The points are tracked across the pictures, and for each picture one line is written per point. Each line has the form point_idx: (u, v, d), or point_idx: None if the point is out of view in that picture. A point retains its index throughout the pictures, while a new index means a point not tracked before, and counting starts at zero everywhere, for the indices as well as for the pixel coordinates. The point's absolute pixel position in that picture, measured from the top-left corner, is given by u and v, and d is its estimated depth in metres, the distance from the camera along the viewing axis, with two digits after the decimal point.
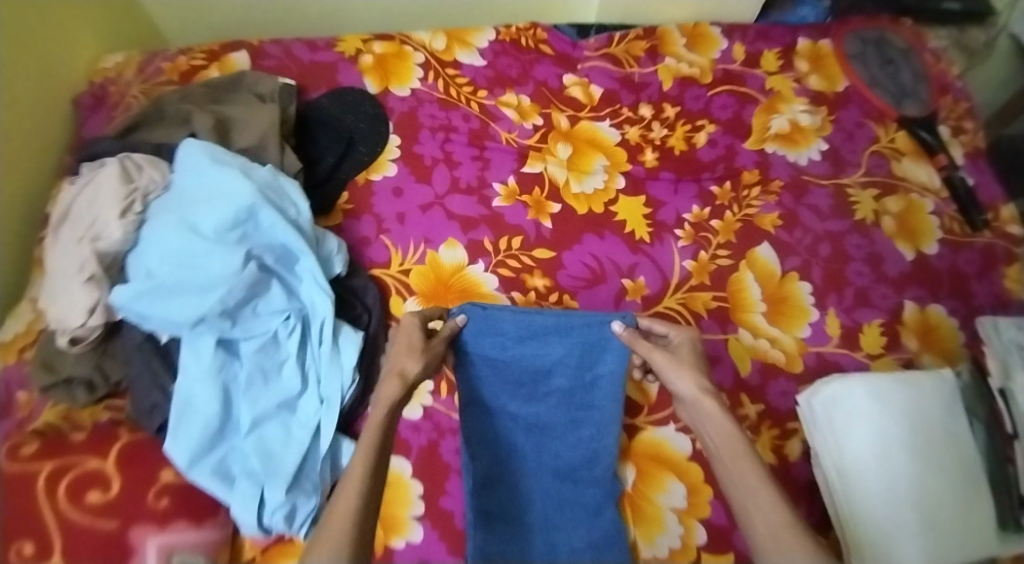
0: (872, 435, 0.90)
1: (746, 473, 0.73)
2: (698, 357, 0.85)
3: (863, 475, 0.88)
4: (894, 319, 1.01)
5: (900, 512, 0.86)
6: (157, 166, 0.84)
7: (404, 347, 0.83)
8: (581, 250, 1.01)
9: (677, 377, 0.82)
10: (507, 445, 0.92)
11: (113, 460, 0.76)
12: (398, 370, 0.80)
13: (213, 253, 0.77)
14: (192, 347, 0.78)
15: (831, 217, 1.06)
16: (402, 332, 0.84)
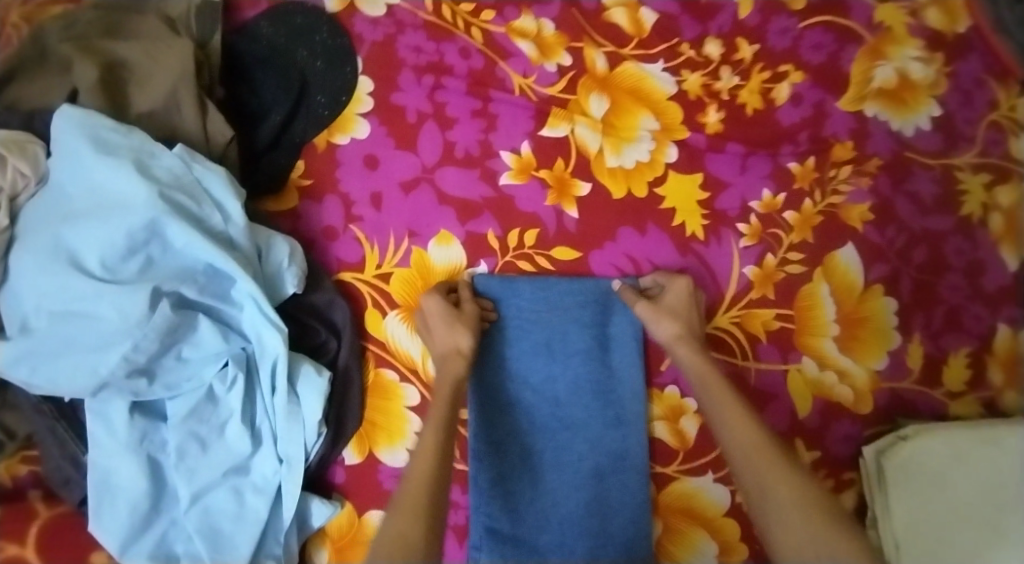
0: (929, 493, 0.73)
1: (726, 408, 0.66)
2: (686, 301, 0.74)
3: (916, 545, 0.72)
4: (984, 347, 0.82)
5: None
6: (22, 154, 0.59)
7: (443, 325, 0.70)
8: (614, 249, 0.78)
9: (657, 323, 0.73)
10: (524, 450, 0.74)
11: (33, 545, 0.59)
12: (450, 348, 0.69)
13: (105, 297, 0.57)
14: (99, 415, 0.60)
15: (933, 211, 0.84)
16: (427, 308, 0.71)
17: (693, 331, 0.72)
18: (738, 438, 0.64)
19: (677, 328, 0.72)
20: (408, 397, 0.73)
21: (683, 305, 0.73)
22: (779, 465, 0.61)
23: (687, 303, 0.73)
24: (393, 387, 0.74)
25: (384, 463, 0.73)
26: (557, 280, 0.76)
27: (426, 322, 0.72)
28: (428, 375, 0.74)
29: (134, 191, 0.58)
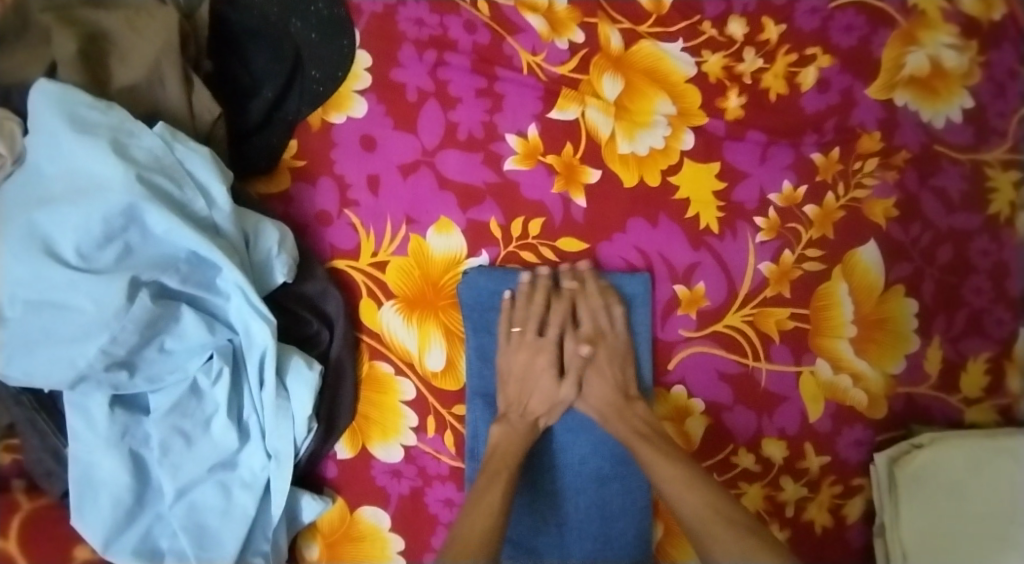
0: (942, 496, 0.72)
1: (667, 473, 0.65)
2: (592, 370, 0.71)
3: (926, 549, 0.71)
4: (1005, 353, 0.79)
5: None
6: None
7: (540, 385, 0.70)
8: (623, 241, 0.74)
9: (579, 401, 0.71)
10: (538, 451, 0.71)
11: (16, 538, 0.58)
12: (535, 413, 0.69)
13: (81, 286, 0.53)
14: (78, 409, 0.57)
15: (960, 209, 0.80)
16: (533, 356, 0.70)
17: (615, 402, 0.70)
18: (690, 508, 0.63)
19: (597, 401, 0.70)
20: (404, 391, 0.71)
21: (596, 364, 0.71)
22: (731, 531, 0.60)
23: (597, 366, 0.71)
24: (387, 380, 0.71)
25: (377, 458, 0.70)
26: (565, 273, 0.72)
27: (516, 355, 0.70)
28: (426, 369, 0.71)
29: (111, 174, 0.55)
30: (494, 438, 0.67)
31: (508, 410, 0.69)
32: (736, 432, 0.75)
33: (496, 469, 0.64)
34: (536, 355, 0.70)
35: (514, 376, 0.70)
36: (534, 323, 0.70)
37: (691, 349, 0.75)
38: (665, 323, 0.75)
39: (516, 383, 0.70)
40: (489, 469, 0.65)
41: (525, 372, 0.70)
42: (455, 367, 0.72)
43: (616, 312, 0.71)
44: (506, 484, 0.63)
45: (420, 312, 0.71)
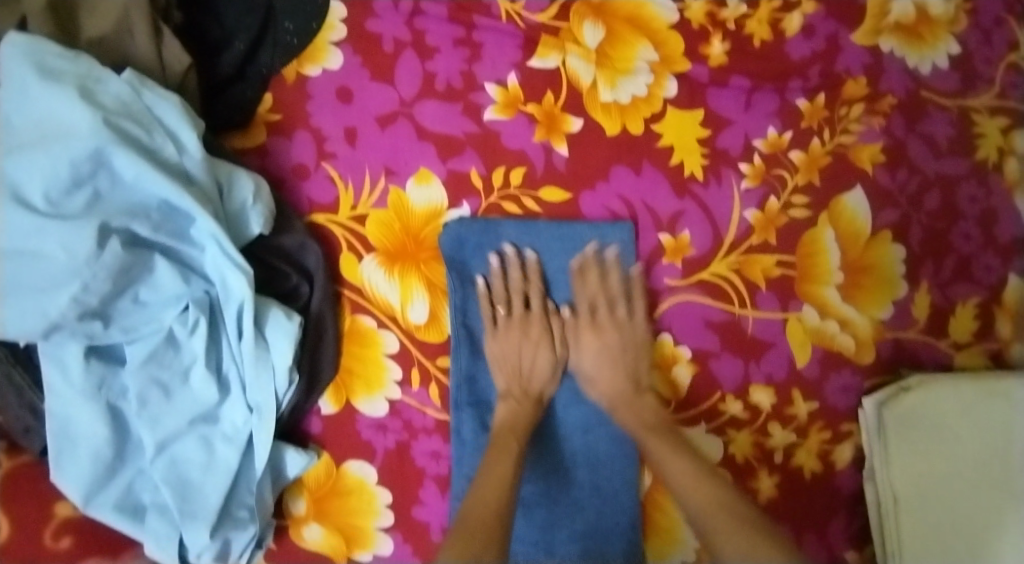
0: (925, 467, 0.73)
1: (673, 462, 0.64)
2: (607, 360, 0.71)
3: (918, 529, 0.72)
4: (992, 298, 0.80)
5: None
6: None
7: (538, 355, 0.70)
8: (606, 190, 0.73)
9: (590, 389, 0.71)
10: (544, 429, 0.71)
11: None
12: (533, 381, 0.70)
13: (49, 232, 0.52)
14: (53, 361, 0.56)
15: (948, 154, 0.80)
16: (524, 330, 0.70)
17: (624, 392, 0.70)
18: (694, 499, 0.61)
19: (607, 389, 0.70)
20: (388, 344, 0.70)
21: (612, 349, 0.71)
22: (735, 521, 0.57)
23: (609, 351, 0.71)
24: (370, 333, 0.70)
25: (362, 412, 0.70)
26: (545, 225, 0.71)
27: (509, 334, 0.70)
28: (409, 322, 0.70)
29: (77, 120, 0.53)
30: (500, 416, 0.68)
31: (517, 386, 0.69)
32: (723, 379, 0.75)
33: (506, 442, 0.65)
34: (518, 324, 0.70)
35: (513, 355, 0.70)
36: (518, 301, 0.71)
37: (678, 297, 0.74)
38: (650, 273, 0.74)
39: (513, 361, 0.70)
40: (499, 443, 0.65)
41: (522, 349, 0.70)
42: (438, 320, 0.71)
43: (636, 308, 0.72)
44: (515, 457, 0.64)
45: (402, 265, 0.70)
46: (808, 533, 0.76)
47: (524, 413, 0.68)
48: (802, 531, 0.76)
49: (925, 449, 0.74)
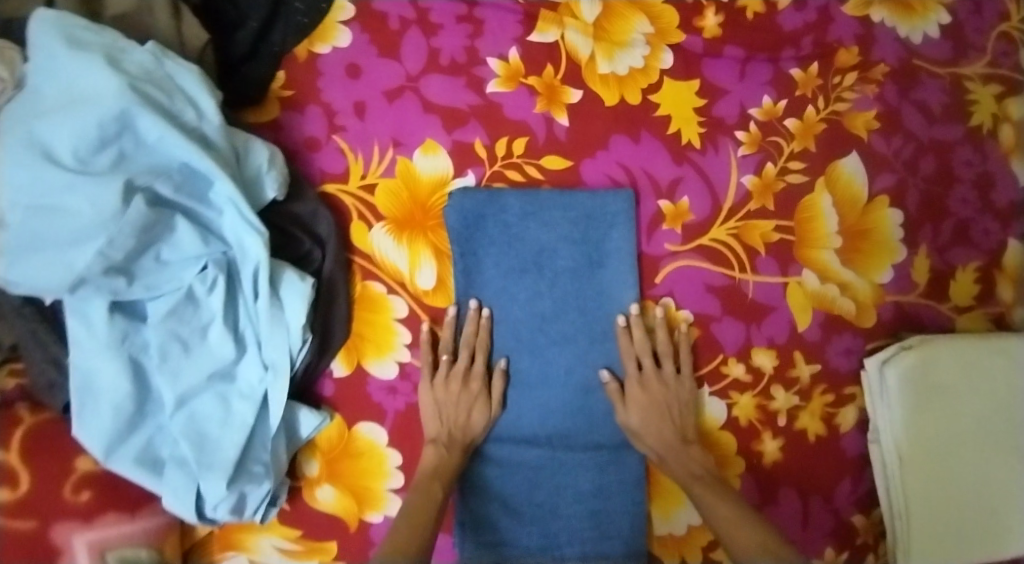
0: (931, 427, 0.73)
1: (718, 507, 0.66)
2: (656, 415, 0.71)
3: (925, 504, 0.72)
4: (992, 262, 0.81)
5: (962, 550, 0.72)
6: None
7: (470, 412, 0.70)
8: (607, 157, 0.75)
9: (636, 440, 0.72)
10: (473, 474, 0.72)
11: (16, 451, 0.60)
12: (463, 430, 0.70)
13: (78, 188, 0.55)
14: (78, 315, 0.58)
15: (942, 121, 0.81)
16: (464, 385, 0.70)
17: (672, 442, 0.71)
18: (741, 546, 0.63)
19: (654, 441, 0.71)
20: (396, 309, 0.72)
21: (659, 403, 0.71)
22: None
23: (657, 406, 0.71)
24: (380, 299, 0.72)
25: (372, 374, 0.72)
26: (548, 191, 0.72)
27: (447, 387, 0.70)
28: (417, 288, 0.73)
29: (104, 85, 0.57)
30: (427, 459, 0.68)
31: (445, 434, 0.69)
32: (725, 342, 0.76)
33: (427, 491, 0.65)
34: (456, 383, 0.70)
35: (446, 408, 0.69)
36: (464, 354, 0.71)
37: (679, 262, 0.76)
38: (650, 238, 0.76)
39: (450, 412, 0.69)
40: (423, 490, 0.66)
41: (457, 401, 0.70)
42: (445, 285, 0.73)
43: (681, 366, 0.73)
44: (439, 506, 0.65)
45: (409, 232, 0.73)
46: (814, 497, 0.76)
47: (450, 463, 0.68)
48: (807, 494, 0.76)
49: (936, 420, 0.73)
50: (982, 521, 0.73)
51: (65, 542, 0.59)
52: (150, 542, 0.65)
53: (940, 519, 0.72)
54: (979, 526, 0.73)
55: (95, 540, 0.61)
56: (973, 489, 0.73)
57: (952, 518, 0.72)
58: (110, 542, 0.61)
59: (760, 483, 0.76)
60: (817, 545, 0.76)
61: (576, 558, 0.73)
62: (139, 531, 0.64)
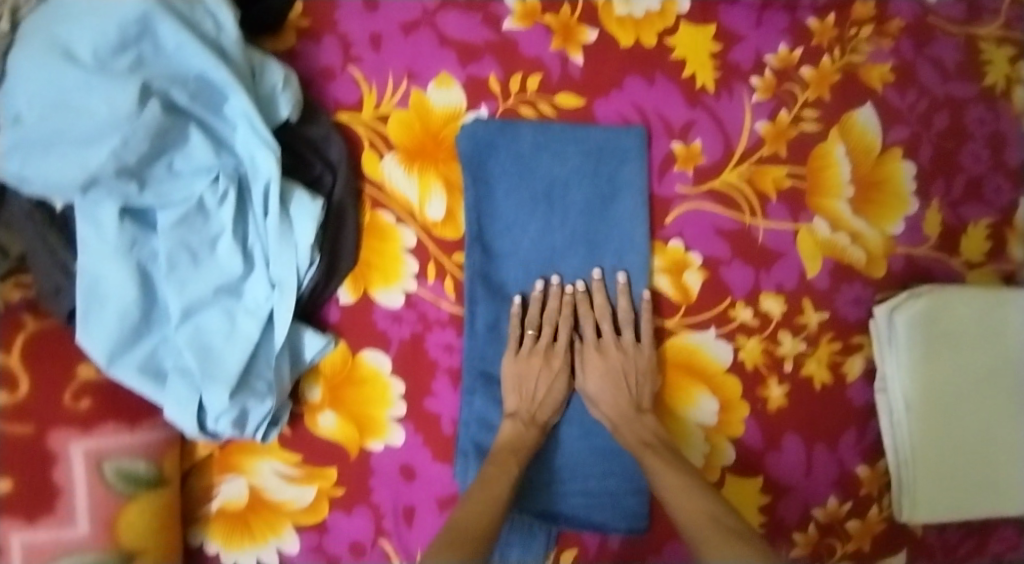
0: (938, 376, 0.72)
1: (667, 477, 0.65)
2: (613, 382, 0.70)
3: (931, 455, 0.72)
4: (1005, 220, 0.80)
5: (964, 499, 0.72)
6: None
7: (552, 390, 0.70)
8: (620, 98, 0.75)
9: (594, 407, 0.71)
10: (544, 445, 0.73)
11: (17, 355, 0.60)
12: (541, 406, 0.70)
13: (95, 88, 0.55)
14: (88, 219, 0.58)
15: (956, 77, 0.81)
16: (545, 360, 0.70)
17: (626, 412, 0.70)
18: (684, 514, 0.62)
19: (609, 409, 0.70)
20: (405, 239, 0.72)
21: (614, 371, 0.70)
22: (717, 536, 0.58)
23: (613, 373, 0.70)
24: (389, 229, 0.72)
25: (378, 303, 0.72)
26: (561, 125, 0.73)
27: (529, 361, 0.70)
28: (426, 218, 0.73)
29: None
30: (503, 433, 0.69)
31: (526, 412, 0.70)
32: (733, 286, 0.75)
33: (503, 465, 0.66)
34: (538, 359, 0.70)
35: (530, 383, 0.70)
36: (548, 330, 0.72)
37: (690, 204, 0.76)
38: (662, 179, 0.75)
39: (530, 387, 0.70)
40: (497, 462, 0.66)
41: (539, 377, 0.70)
42: (455, 218, 0.73)
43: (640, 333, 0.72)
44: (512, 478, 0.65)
45: (421, 163, 0.73)
46: (818, 445, 0.76)
47: (526, 439, 0.69)
48: (812, 442, 0.76)
49: (944, 369, 0.72)
50: (990, 475, 0.73)
51: (62, 449, 0.60)
52: (150, 456, 0.66)
53: (945, 471, 0.72)
54: (987, 478, 0.73)
55: (91, 449, 0.61)
56: (981, 442, 0.73)
57: (958, 470, 0.72)
58: (107, 452, 0.62)
59: (765, 430, 0.76)
60: (820, 492, 0.76)
61: (579, 494, 0.73)
62: (140, 444, 0.65)
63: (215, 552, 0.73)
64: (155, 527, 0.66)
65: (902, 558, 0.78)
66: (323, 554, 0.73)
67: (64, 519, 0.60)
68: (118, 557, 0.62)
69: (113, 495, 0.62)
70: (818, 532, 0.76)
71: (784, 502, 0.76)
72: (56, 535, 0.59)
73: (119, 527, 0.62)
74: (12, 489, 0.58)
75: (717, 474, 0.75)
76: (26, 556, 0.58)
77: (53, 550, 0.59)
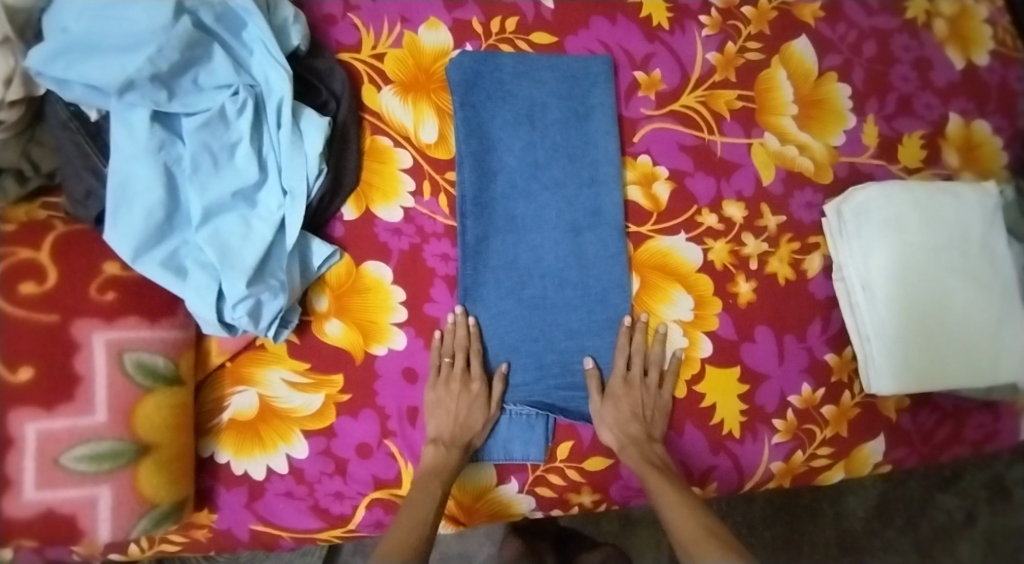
0: (894, 258, 0.81)
1: (668, 497, 0.71)
2: (626, 409, 0.76)
3: (893, 331, 0.80)
4: (936, 132, 0.91)
5: (930, 370, 0.79)
6: None
7: (469, 414, 0.75)
8: (588, 35, 0.86)
9: (602, 430, 0.76)
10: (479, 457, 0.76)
11: (47, 251, 0.66)
12: (465, 433, 0.74)
13: (136, 4, 0.66)
14: (122, 123, 0.66)
15: (879, 13, 0.93)
16: (463, 385, 0.75)
17: (636, 436, 0.76)
18: (682, 532, 0.69)
19: (619, 431, 0.75)
20: (402, 160, 0.80)
21: (631, 406, 0.77)
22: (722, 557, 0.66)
23: (628, 402, 0.77)
24: (387, 151, 0.80)
25: (379, 218, 0.79)
26: (538, 57, 0.83)
27: (447, 386, 0.75)
28: (421, 141, 0.81)
29: None
30: (426, 458, 0.73)
31: (448, 434, 0.74)
32: (698, 195, 0.84)
33: (427, 486, 0.70)
34: (454, 390, 0.75)
35: (448, 406, 0.75)
36: (460, 356, 0.76)
37: (655, 126, 0.85)
38: (629, 104, 0.85)
39: (449, 412, 0.74)
40: (423, 487, 0.71)
41: (457, 399, 0.75)
42: (446, 140, 0.81)
43: (664, 379, 0.79)
44: (438, 503, 0.70)
45: (415, 94, 0.82)
46: (787, 335, 0.83)
47: (451, 462, 0.73)
48: (782, 333, 0.83)
49: (899, 253, 0.81)
50: (966, 350, 0.80)
51: (85, 337, 0.64)
52: (167, 352, 0.69)
53: (922, 350, 0.80)
54: (964, 353, 0.80)
55: (113, 339, 0.65)
56: (941, 321, 0.81)
57: (933, 347, 0.80)
58: (127, 343, 0.66)
59: (737, 323, 0.82)
60: (794, 381, 0.82)
61: (570, 387, 0.79)
62: (158, 340, 0.68)
63: (226, 462, 0.75)
64: (169, 423, 0.68)
65: (880, 441, 0.84)
66: (331, 458, 0.76)
67: (83, 408, 0.63)
68: (133, 447, 0.65)
69: (132, 386, 0.66)
70: (797, 418, 0.81)
71: (762, 391, 0.81)
72: (74, 423, 0.63)
73: (136, 418, 0.66)
74: (29, 380, 0.62)
75: (698, 365, 0.81)
76: (42, 444, 0.62)
77: (69, 437, 0.63)
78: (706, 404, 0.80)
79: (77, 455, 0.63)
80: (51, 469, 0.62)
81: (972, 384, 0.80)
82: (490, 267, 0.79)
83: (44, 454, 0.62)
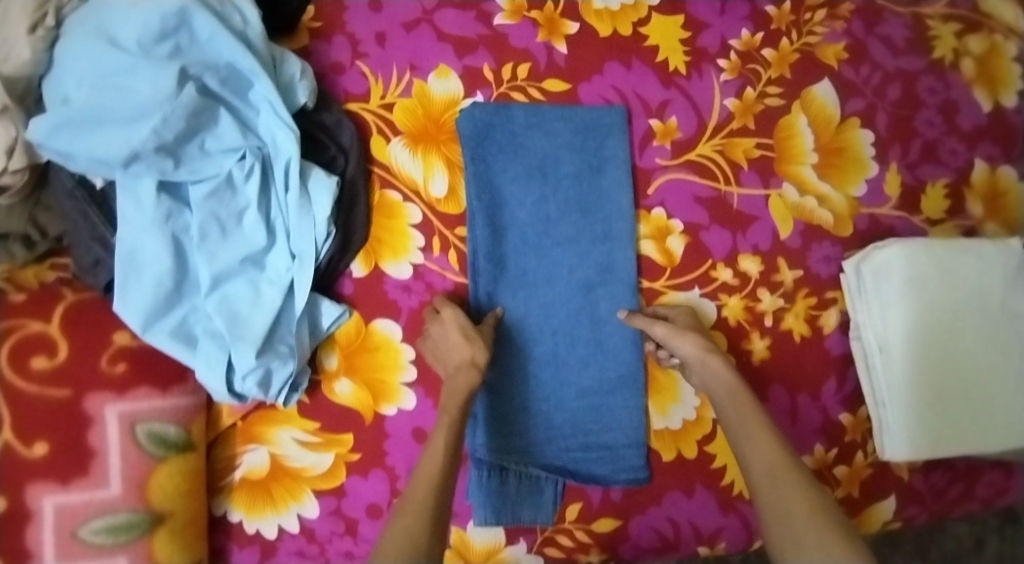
0: (912, 321, 0.79)
1: (750, 422, 0.65)
2: (694, 326, 0.76)
3: (909, 395, 0.78)
4: (961, 180, 0.88)
5: (943, 435, 0.79)
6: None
7: (454, 341, 0.72)
8: (602, 82, 0.83)
9: (682, 341, 0.72)
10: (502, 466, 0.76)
11: (57, 322, 0.65)
12: (457, 353, 0.71)
13: (139, 72, 0.64)
14: (128, 193, 0.65)
15: (906, 53, 0.89)
16: (440, 316, 0.74)
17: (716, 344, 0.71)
18: (759, 462, 0.62)
19: (699, 341, 0.71)
20: (411, 216, 0.79)
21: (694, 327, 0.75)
22: (801, 490, 0.59)
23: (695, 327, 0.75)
24: (396, 207, 0.78)
25: (389, 275, 0.78)
26: (550, 108, 0.81)
27: (430, 330, 0.74)
28: (431, 196, 0.79)
29: None
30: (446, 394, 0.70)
31: (451, 363, 0.71)
32: (713, 249, 0.82)
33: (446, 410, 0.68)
34: (435, 328, 0.74)
35: (442, 340, 0.73)
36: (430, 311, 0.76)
37: (670, 176, 0.83)
38: (643, 154, 0.83)
39: (444, 351, 0.73)
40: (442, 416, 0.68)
41: (441, 332, 0.73)
42: (456, 194, 0.80)
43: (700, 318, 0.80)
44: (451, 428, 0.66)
45: (425, 146, 0.80)
46: (801, 394, 0.82)
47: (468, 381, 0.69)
48: (796, 392, 0.82)
49: (917, 314, 0.79)
50: (979, 416, 0.79)
51: (98, 411, 0.65)
52: (179, 420, 0.68)
53: (936, 415, 0.79)
54: (976, 419, 0.79)
55: (125, 412, 0.65)
56: (955, 385, 0.79)
57: (948, 412, 0.79)
58: (139, 415, 0.66)
59: (750, 381, 0.81)
60: (806, 440, 0.81)
61: (580, 448, 0.78)
62: (169, 408, 0.68)
63: (238, 521, 0.75)
64: (181, 490, 0.68)
65: (891, 501, 0.83)
66: (341, 518, 0.76)
67: (97, 481, 0.64)
68: (146, 517, 0.66)
69: (145, 457, 0.66)
70: None
71: None
72: (90, 497, 0.63)
73: (150, 488, 0.66)
74: (45, 455, 0.63)
75: (710, 425, 0.80)
76: (58, 518, 0.62)
77: (85, 510, 0.63)
78: (718, 465, 0.80)
79: (95, 527, 0.64)
80: (69, 542, 0.63)
81: (983, 450, 0.80)
82: (501, 326, 0.78)
83: (61, 528, 0.63)
